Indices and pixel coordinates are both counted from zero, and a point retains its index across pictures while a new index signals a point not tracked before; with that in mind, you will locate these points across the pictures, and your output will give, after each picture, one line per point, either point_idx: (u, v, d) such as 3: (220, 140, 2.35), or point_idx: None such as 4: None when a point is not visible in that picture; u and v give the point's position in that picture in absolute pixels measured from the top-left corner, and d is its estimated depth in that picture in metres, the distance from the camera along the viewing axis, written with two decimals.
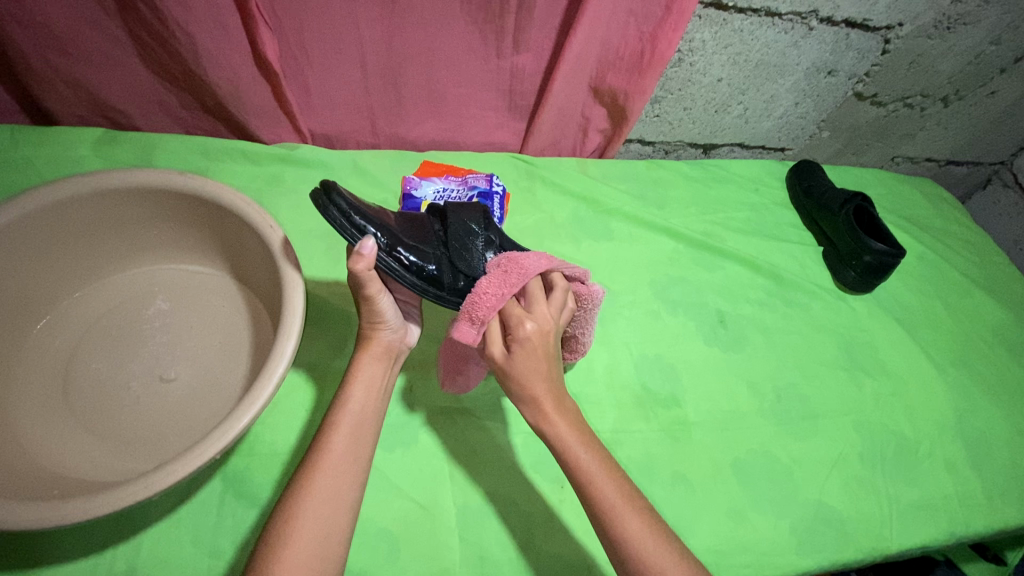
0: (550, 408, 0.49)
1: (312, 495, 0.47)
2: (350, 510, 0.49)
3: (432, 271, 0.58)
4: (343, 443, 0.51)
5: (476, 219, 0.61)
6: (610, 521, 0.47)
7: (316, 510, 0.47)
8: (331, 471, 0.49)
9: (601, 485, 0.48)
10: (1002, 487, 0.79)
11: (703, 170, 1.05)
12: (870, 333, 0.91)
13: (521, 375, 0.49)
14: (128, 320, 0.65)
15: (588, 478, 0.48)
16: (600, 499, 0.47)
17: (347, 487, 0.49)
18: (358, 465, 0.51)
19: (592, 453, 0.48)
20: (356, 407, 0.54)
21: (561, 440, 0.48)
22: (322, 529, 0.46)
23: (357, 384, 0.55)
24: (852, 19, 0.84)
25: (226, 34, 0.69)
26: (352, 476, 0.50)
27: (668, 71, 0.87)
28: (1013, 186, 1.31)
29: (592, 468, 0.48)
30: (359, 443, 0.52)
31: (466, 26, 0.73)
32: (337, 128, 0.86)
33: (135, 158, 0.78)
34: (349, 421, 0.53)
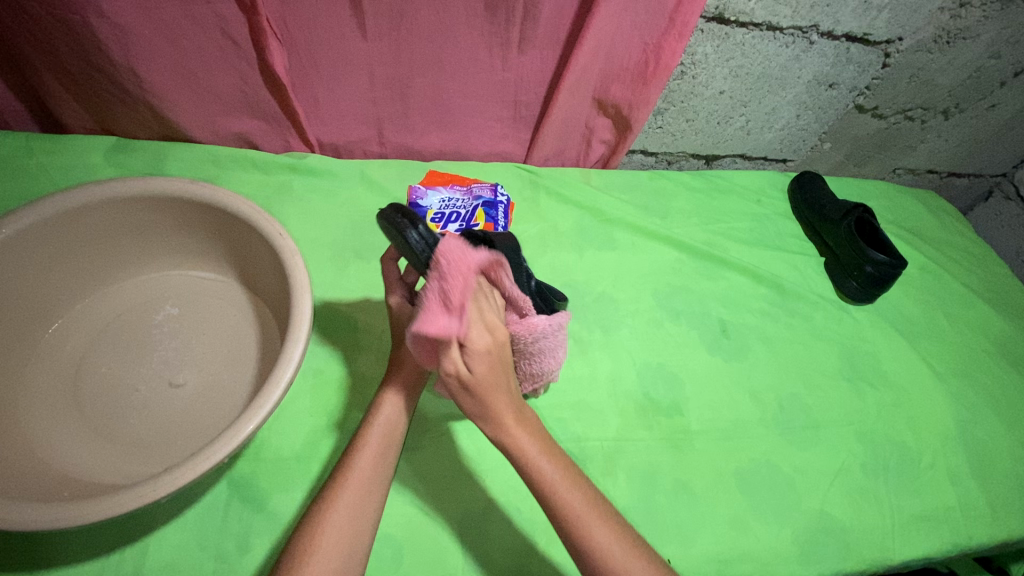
0: (512, 423, 0.47)
1: (336, 504, 0.48)
2: (372, 521, 0.49)
3: None
4: (366, 455, 0.52)
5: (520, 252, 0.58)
6: (582, 536, 0.47)
7: (341, 518, 0.47)
8: (356, 482, 0.50)
9: (569, 500, 0.48)
10: (1005, 498, 0.79)
11: (705, 181, 1.06)
12: (872, 343, 0.91)
13: (482, 392, 0.45)
14: (138, 325, 0.66)
15: (555, 492, 0.48)
16: (566, 515, 0.48)
17: (371, 499, 0.50)
18: (382, 477, 0.52)
19: (553, 462, 0.49)
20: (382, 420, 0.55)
21: (523, 455, 0.48)
22: (346, 538, 0.47)
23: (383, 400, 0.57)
24: (853, 33, 0.86)
25: (239, 44, 0.70)
26: (376, 488, 0.51)
27: (671, 83, 0.88)
28: (1015, 198, 1.31)
29: (556, 481, 0.48)
30: (384, 456, 0.53)
31: (473, 39, 0.74)
32: (345, 137, 0.88)
33: (147, 166, 0.79)
34: (375, 434, 0.54)
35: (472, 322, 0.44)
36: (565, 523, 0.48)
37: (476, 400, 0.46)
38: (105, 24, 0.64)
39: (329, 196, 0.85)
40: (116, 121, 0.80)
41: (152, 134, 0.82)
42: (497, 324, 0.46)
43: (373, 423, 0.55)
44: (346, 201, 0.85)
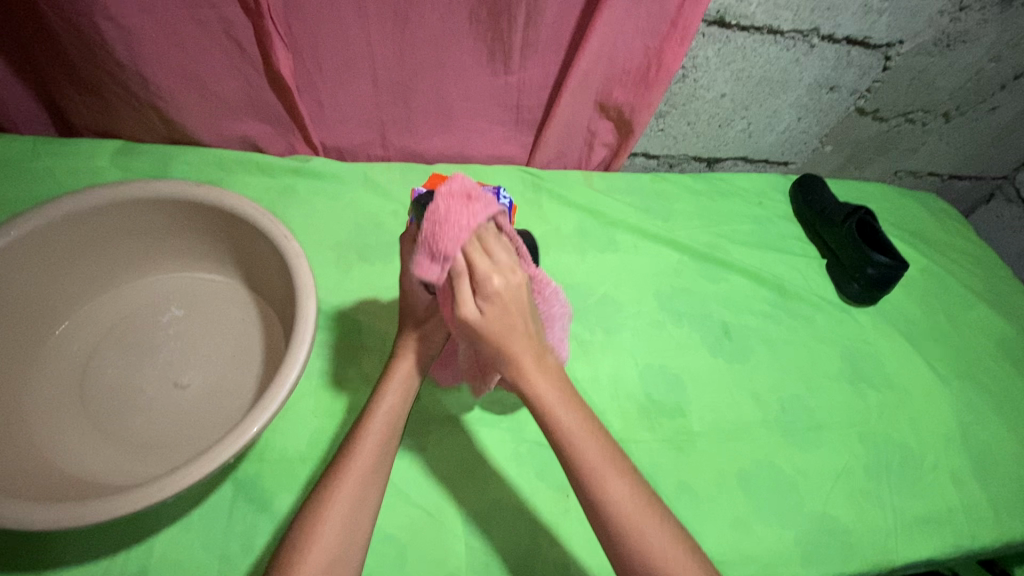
0: (528, 368, 0.48)
1: (332, 503, 0.48)
2: (368, 521, 0.49)
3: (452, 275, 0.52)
4: (365, 451, 0.51)
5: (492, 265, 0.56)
6: (607, 509, 0.48)
7: (336, 518, 0.47)
8: (353, 479, 0.50)
9: (586, 453, 0.48)
10: (1008, 500, 0.79)
11: (707, 184, 1.06)
12: (874, 345, 0.91)
13: (496, 334, 0.46)
14: (144, 326, 0.66)
15: (572, 443, 0.48)
16: (589, 473, 0.48)
17: (368, 497, 0.50)
18: (378, 474, 0.51)
19: (570, 409, 0.49)
20: (385, 415, 0.54)
21: (540, 401, 0.48)
22: (342, 539, 0.47)
23: (386, 392, 0.56)
24: (853, 37, 0.86)
25: (244, 49, 0.71)
26: (374, 485, 0.50)
27: (673, 86, 0.89)
28: (1016, 201, 1.31)
29: (573, 428, 0.48)
30: (383, 451, 0.52)
31: (475, 43, 0.75)
32: (348, 140, 0.88)
33: (153, 169, 0.80)
34: (374, 429, 0.53)
35: (478, 260, 0.46)
36: (586, 480, 0.48)
37: (492, 344, 0.47)
38: (112, 29, 0.65)
39: (332, 198, 0.85)
40: (122, 124, 0.80)
41: (157, 137, 0.83)
42: (510, 267, 0.47)
43: (373, 416, 0.54)
44: (350, 203, 0.86)
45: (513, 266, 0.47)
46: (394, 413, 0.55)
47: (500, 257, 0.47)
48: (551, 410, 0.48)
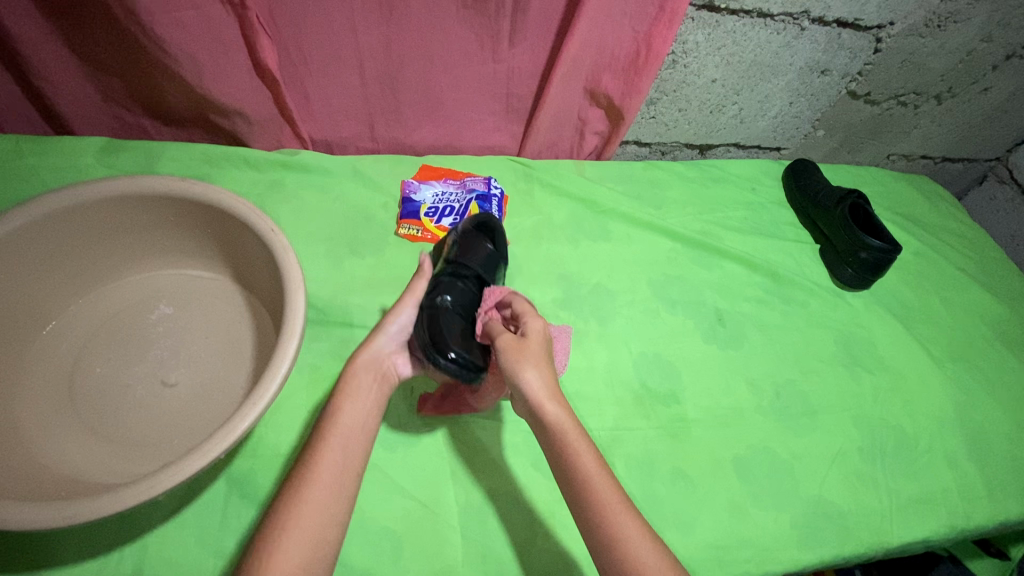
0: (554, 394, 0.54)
1: (304, 499, 0.48)
2: (339, 522, 0.49)
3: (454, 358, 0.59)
4: (333, 449, 0.52)
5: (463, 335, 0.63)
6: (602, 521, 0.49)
7: (311, 510, 0.48)
8: (323, 476, 0.50)
9: (598, 487, 0.50)
10: (1002, 479, 0.79)
11: (699, 170, 1.05)
12: (868, 329, 0.91)
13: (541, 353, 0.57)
14: (132, 324, 0.65)
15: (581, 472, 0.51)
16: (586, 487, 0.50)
17: (335, 499, 0.49)
18: (350, 473, 0.52)
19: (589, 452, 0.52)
20: (350, 418, 0.55)
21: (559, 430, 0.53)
22: (317, 532, 0.47)
23: (349, 397, 0.57)
24: (844, 18, 0.85)
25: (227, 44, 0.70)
26: (345, 482, 0.51)
27: (663, 72, 0.88)
28: (1010, 182, 1.31)
29: (584, 459, 0.51)
30: (347, 455, 0.52)
31: (463, 31, 0.74)
32: (337, 133, 0.87)
33: (138, 165, 0.79)
34: (341, 430, 0.54)
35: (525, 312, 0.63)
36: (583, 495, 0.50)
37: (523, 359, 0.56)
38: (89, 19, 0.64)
39: (322, 192, 0.84)
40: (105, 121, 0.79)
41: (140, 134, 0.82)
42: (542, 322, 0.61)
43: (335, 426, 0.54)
44: (339, 196, 0.85)
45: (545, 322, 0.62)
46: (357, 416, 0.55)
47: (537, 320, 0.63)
48: (555, 413, 0.53)
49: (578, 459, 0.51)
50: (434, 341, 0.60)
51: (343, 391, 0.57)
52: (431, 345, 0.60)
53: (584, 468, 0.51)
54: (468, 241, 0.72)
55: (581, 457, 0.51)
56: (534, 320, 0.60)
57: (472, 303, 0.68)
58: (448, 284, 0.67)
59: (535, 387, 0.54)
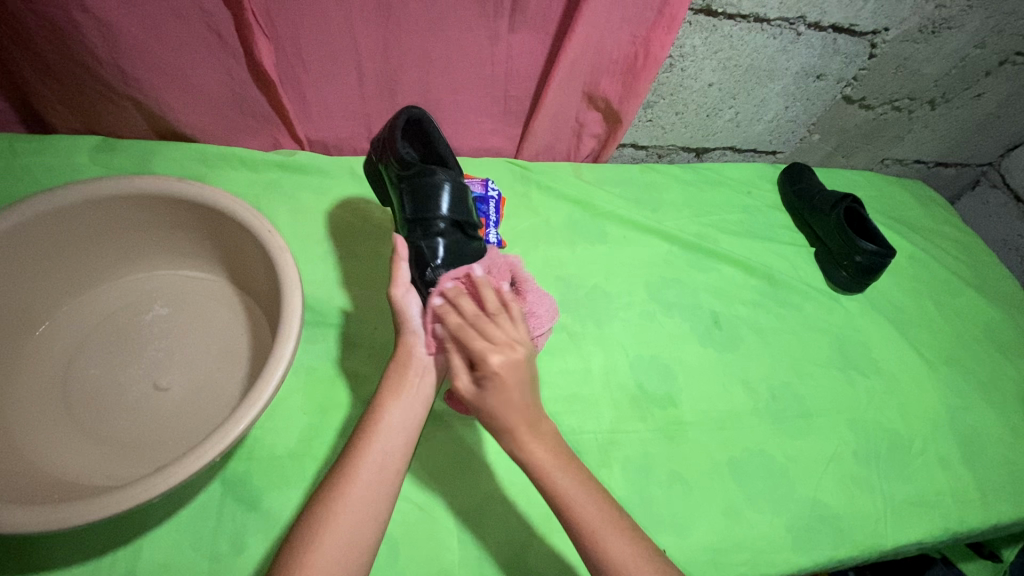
0: (529, 438, 0.50)
1: (344, 501, 0.48)
2: (378, 521, 0.49)
3: None
4: (376, 449, 0.51)
5: None
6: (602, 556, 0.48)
7: (351, 508, 0.48)
8: (365, 475, 0.50)
9: (590, 521, 0.49)
10: (994, 482, 0.80)
11: (695, 174, 1.06)
12: (862, 332, 0.92)
13: (495, 407, 0.49)
14: (127, 326, 0.65)
15: (569, 506, 0.49)
16: (579, 520, 0.49)
17: (374, 497, 0.49)
18: (389, 470, 0.51)
19: (580, 488, 0.50)
20: (395, 416, 0.54)
21: (539, 466, 0.49)
22: (357, 533, 0.47)
23: (395, 392, 0.56)
24: (839, 24, 0.86)
25: (224, 42, 0.69)
26: (386, 483, 0.50)
27: (660, 76, 0.88)
28: (1001, 187, 1.33)
29: (572, 496, 0.49)
30: (388, 451, 0.52)
31: (460, 33, 0.74)
32: (334, 134, 0.87)
33: (133, 165, 0.78)
34: (385, 428, 0.53)
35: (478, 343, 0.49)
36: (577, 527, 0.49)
37: (481, 410, 0.50)
38: (86, 19, 0.63)
39: (319, 193, 0.84)
40: (98, 120, 0.78)
41: (136, 133, 0.81)
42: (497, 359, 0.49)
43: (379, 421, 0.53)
44: (337, 197, 0.85)
45: (513, 344, 0.50)
46: (402, 412, 0.55)
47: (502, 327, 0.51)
48: (538, 451, 0.50)
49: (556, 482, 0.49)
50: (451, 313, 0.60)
51: (388, 387, 0.56)
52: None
53: (564, 492, 0.49)
54: (419, 181, 0.65)
55: (559, 484, 0.49)
56: (495, 363, 0.48)
57: (460, 244, 0.66)
58: (429, 246, 0.64)
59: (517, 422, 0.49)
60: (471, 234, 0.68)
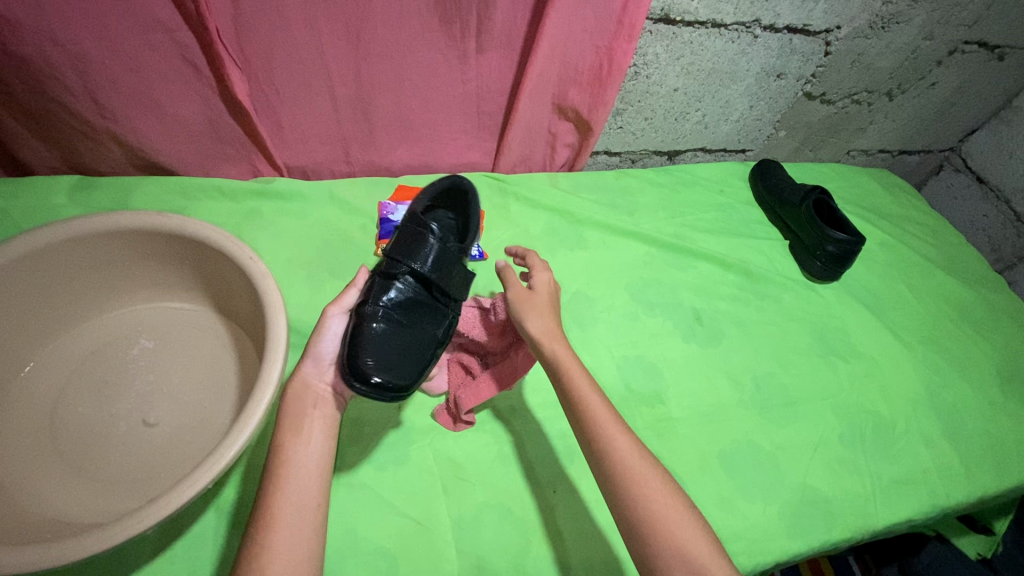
0: (553, 337, 0.60)
1: (269, 559, 0.44)
2: (314, 565, 0.46)
3: (379, 381, 0.53)
4: (289, 494, 0.48)
5: (394, 343, 0.56)
6: (606, 449, 0.52)
7: (279, 564, 0.44)
8: (286, 526, 0.46)
9: (599, 417, 0.54)
10: (977, 455, 0.82)
11: (669, 176, 1.08)
12: (840, 318, 0.94)
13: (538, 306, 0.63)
14: (113, 361, 0.65)
15: (582, 400, 0.55)
16: (588, 417, 0.54)
17: (302, 543, 0.46)
18: (311, 511, 0.48)
19: (594, 391, 0.56)
20: (301, 456, 0.50)
21: (559, 361, 0.58)
22: None
23: (294, 435, 0.52)
24: (794, 25, 0.90)
25: (200, 73, 0.71)
26: (310, 528, 0.47)
27: (627, 84, 0.91)
28: (964, 171, 1.37)
29: (587, 392, 0.56)
30: (305, 493, 0.48)
31: (430, 54, 0.76)
32: (312, 159, 0.89)
33: (113, 201, 0.79)
34: (293, 471, 0.49)
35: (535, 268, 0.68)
36: (585, 423, 0.54)
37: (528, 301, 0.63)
38: (61, 57, 0.64)
39: (300, 218, 0.85)
40: (76, 159, 0.79)
41: (114, 169, 0.82)
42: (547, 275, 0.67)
43: (287, 466, 0.49)
44: (318, 221, 0.86)
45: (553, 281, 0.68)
46: (309, 451, 0.51)
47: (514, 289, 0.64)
48: (559, 350, 0.59)
49: (573, 383, 0.56)
50: (351, 353, 0.54)
51: (287, 430, 0.52)
52: (350, 358, 0.54)
53: (580, 392, 0.56)
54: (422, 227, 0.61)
55: (577, 384, 0.56)
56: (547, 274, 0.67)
57: (414, 304, 0.60)
58: (384, 285, 0.59)
59: (536, 330, 0.60)
60: (439, 302, 0.61)
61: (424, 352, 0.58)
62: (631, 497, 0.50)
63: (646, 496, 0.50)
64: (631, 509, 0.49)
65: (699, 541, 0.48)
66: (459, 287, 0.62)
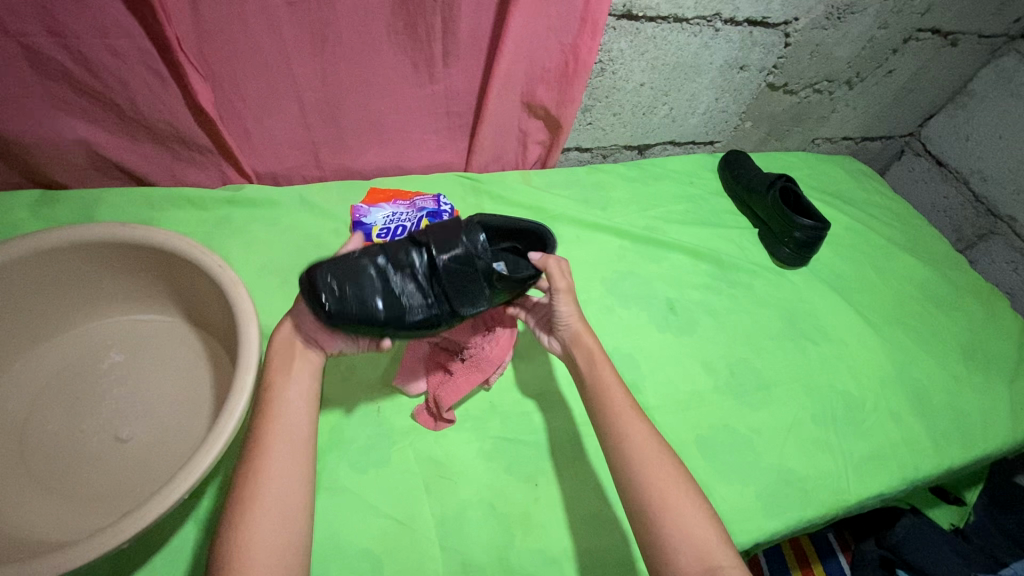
0: (586, 335, 0.65)
1: (259, 493, 0.47)
2: (302, 502, 0.49)
3: (324, 297, 0.53)
4: (278, 436, 0.51)
5: (367, 289, 0.55)
6: (621, 434, 0.57)
7: (269, 497, 0.47)
8: (276, 463, 0.49)
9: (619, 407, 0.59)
10: (943, 429, 0.85)
11: (640, 170, 1.10)
12: (810, 302, 0.97)
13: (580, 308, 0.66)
14: (82, 376, 0.64)
15: (605, 391, 0.60)
16: (608, 406, 0.59)
17: (291, 481, 0.49)
18: (299, 452, 0.51)
19: (619, 385, 0.61)
20: (289, 400, 0.54)
21: (589, 357, 0.63)
22: (285, 515, 0.47)
23: (284, 379, 0.55)
24: (753, 18, 0.92)
25: (162, 82, 0.70)
26: (299, 468, 0.51)
27: (594, 80, 0.92)
28: (925, 155, 1.41)
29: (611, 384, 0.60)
30: (293, 435, 0.52)
31: (396, 55, 0.76)
32: (281, 165, 0.88)
33: (76, 215, 0.77)
34: (283, 413, 0.53)
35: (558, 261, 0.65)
36: (606, 411, 0.59)
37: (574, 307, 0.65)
38: None
39: (271, 225, 0.85)
40: (36, 173, 0.77)
41: (76, 183, 0.80)
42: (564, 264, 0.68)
43: (276, 410, 0.53)
44: (290, 228, 0.85)
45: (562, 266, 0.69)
46: (297, 395, 0.54)
47: (565, 306, 0.63)
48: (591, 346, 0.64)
49: (601, 376, 0.61)
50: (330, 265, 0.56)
51: (277, 375, 0.55)
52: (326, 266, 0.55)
53: (606, 384, 0.60)
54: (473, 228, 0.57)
55: (603, 378, 0.61)
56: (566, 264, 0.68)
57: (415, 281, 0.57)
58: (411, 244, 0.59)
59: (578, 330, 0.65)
60: (430, 297, 0.57)
61: (376, 316, 0.55)
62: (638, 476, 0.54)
63: (653, 481, 0.53)
64: (636, 487, 0.53)
65: (703, 523, 0.50)
66: (458, 296, 0.56)
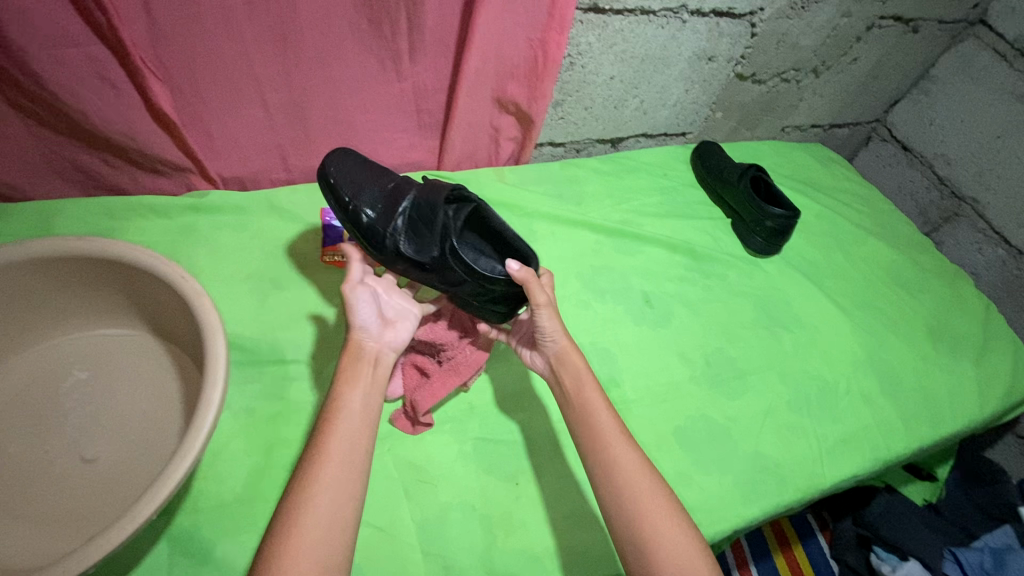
0: (572, 353, 0.63)
1: (314, 498, 0.47)
2: (355, 504, 0.49)
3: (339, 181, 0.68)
4: (339, 438, 0.51)
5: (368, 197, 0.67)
6: (609, 460, 0.56)
7: (325, 501, 0.47)
8: (335, 466, 0.49)
9: (607, 433, 0.58)
10: (913, 409, 0.87)
11: (613, 163, 1.10)
12: (783, 289, 0.98)
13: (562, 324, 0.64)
14: (42, 396, 0.62)
15: (592, 414, 0.59)
16: (595, 431, 0.58)
17: (348, 483, 0.49)
18: (357, 453, 0.51)
19: (606, 407, 0.60)
20: (353, 402, 0.54)
21: (576, 378, 0.62)
22: (338, 518, 0.47)
23: (350, 382, 0.55)
24: (719, 8, 0.92)
25: (117, 89, 0.67)
26: (357, 470, 0.50)
27: (563, 75, 0.92)
28: (891, 140, 1.44)
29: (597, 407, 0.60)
30: (353, 437, 0.52)
31: (360, 55, 0.75)
32: (247, 169, 0.86)
33: (31, 227, 0.74)
34: (345, 415, 0.53)
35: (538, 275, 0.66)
36: (592, 437, 0.58)
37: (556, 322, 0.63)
38: None
39: (239, 231, 0.83)
40: None
41: (29, 195, 0.77)
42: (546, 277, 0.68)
43: (342, 413, 0.53)
44: (258, 233, 0.83)
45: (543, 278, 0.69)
46: (358, 397, 0.54)
47: (547, 321, 0.62)
48: (579, 367, 0.63)
49: (587, 400, 0.60)
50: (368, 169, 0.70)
51: (344, 379, 0.56)
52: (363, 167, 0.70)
53: (592, 408, 0.59)
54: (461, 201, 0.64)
55: (589, 401, 0.60)
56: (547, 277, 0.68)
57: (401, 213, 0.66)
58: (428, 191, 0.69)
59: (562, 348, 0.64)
60: (391, 225, 0.65)
61: (356, 214, 0.66)
62: (626, 502, 0.54)
63: (640, 510, 0.53)
64: (625, 514, 0.53)
65: (685, 550, 0.51)
66: (411, 242, 0.63)
